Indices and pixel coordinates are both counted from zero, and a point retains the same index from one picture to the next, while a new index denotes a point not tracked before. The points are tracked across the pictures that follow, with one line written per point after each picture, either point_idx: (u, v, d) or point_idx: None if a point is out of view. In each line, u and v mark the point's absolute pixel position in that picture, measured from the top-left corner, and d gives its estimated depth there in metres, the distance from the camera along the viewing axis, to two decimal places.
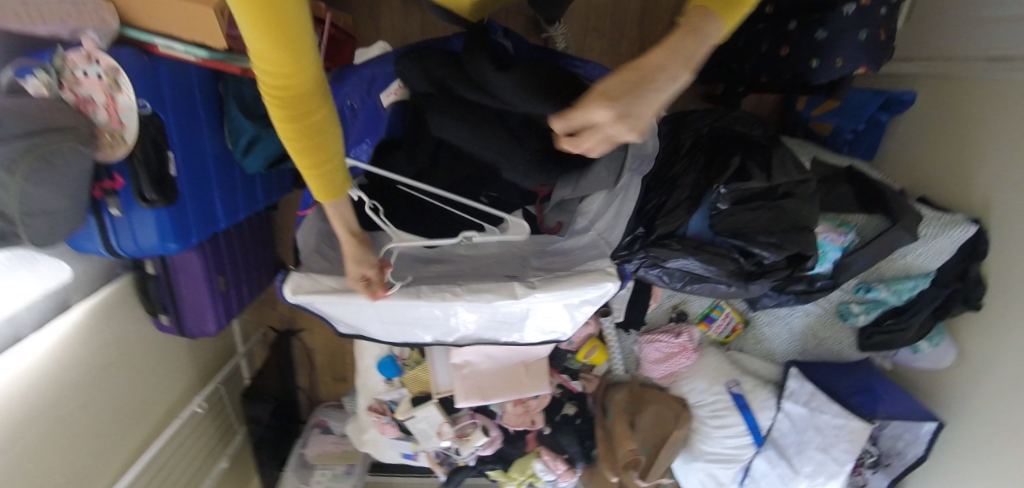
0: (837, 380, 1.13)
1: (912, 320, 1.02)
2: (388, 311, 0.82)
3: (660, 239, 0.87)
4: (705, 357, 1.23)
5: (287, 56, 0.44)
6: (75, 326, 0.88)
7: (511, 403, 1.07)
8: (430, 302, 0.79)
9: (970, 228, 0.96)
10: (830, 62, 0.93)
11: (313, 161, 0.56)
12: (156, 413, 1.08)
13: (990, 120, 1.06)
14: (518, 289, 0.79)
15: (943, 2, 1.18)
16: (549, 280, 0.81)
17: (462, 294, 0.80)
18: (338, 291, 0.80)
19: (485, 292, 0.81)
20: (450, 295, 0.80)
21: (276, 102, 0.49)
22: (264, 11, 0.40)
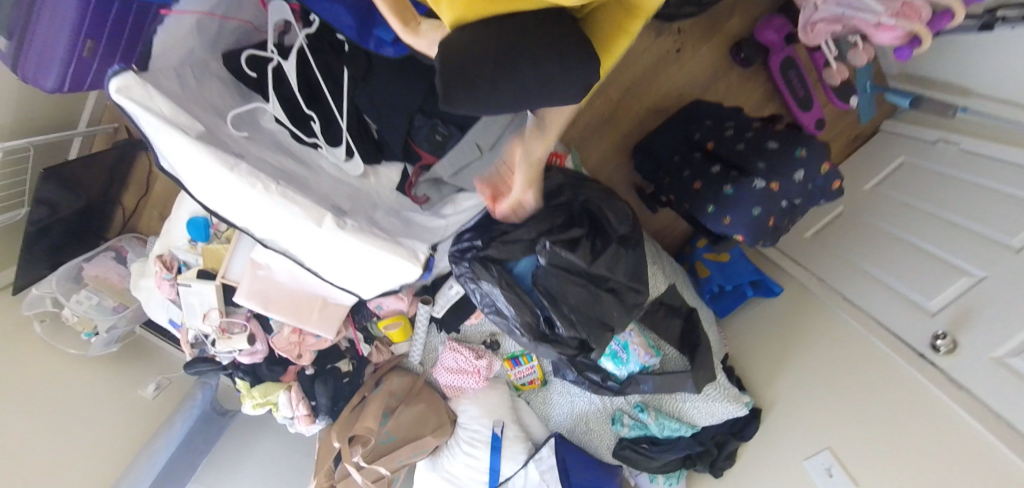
0: (583, 472, 1.17)
1: (661, 453, 1.13)
2: (192, 165, 0.73)
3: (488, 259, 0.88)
4: (493, 391, 1.26)
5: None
6: None
7: (289, 329, 1.03)
8: (239, 182, 0.71)
9: (738, 407, 1.08)
10: (721, 216, 0.98)
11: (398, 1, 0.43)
12: None
13: (815, 346, 1.23)
14: (326, 220, 0.74)
15: (852, 246, 1.35)
16: (360, 229, 0.76)
17: (276, 187, 0.73)
18: (164, 120, 0.71)
19: (295, 203, 0.74)
20: (264, 183, 0.73)
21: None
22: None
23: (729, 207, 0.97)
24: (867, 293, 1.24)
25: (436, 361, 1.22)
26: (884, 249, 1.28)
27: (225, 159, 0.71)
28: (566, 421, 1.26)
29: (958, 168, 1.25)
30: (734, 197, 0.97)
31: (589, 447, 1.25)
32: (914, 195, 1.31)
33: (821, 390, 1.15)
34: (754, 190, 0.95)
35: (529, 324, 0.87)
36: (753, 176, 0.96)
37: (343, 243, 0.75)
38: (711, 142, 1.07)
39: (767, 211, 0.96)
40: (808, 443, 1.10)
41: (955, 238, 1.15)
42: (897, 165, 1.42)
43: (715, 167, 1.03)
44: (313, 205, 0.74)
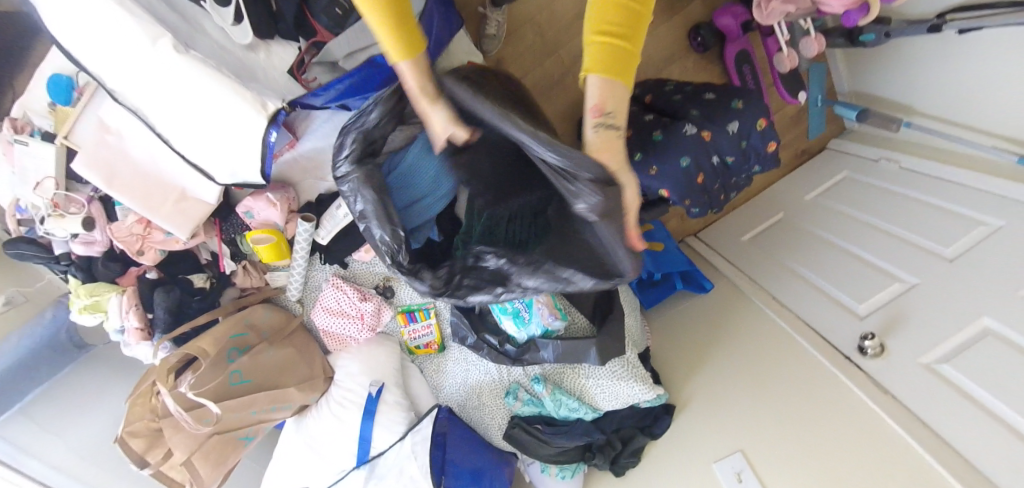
0: (465, 451, 0.99)
1: (554, 436, 0.97)
2: None
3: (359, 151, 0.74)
4: (380, 347, 1.08)
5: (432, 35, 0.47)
6: None
7: (133, 218, 0.87)
8: None
9: (648, 390, 0.94)
10: (648, 165, 0.88)
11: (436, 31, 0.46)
12: None
13: (740, 344, 1.12)
14: (163, 41, 0.67)
15: (790, 251, 1.29)
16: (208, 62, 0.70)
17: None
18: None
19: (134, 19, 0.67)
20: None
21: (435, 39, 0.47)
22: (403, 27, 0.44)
23: (657, 154, 0.88)
24: (798, 296, 1.16)
25: (316, 300, 1.05)
26: (818, 255, 1.22)
27: None
28: (458, 394, 1.08)
29: (897, 184, 1.23)
30: (663, 144, 0.88)
31: (478, 425, 1.07)
32: (853, 207, 1.26)
33: (738, 387, 1.03)
34: (684, 136, 0.87)
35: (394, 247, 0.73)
36: (684, 123, 0.88)
37: (187, 76, 0.70)
38: (649, 96, 1.00)
39: (696, 163, 0.88)
40: (717, 444, 0.96)
41: (891, 246, 1.10)
42: (838, 179, 1.40)
43: (648, 116, 0.96)
44: (153, 23, 0.67)
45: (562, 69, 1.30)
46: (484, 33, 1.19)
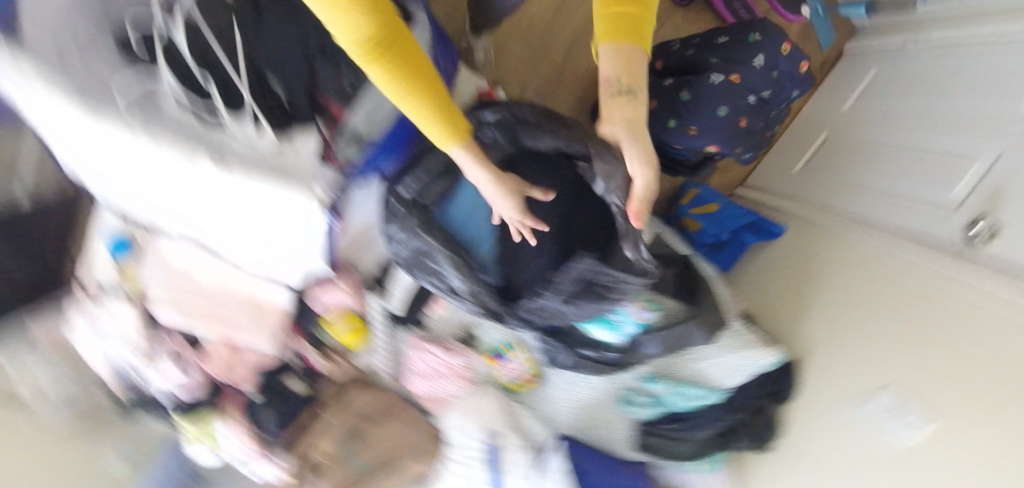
0: (601, 471, 0.99)
1: (688, 431, 0.94)
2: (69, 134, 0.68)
3: (404, 215, 0.73)
4: (481, 396, 1.05)
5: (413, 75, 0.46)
6: None
7: (221, 343, 0.90)
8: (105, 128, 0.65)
9: (771, 354, 0.90)
10: (684, 127, 0.89)
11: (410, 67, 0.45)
12: None
13: (843, 276, 1.04)
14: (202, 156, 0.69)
15: (853, 166, 1.21)
16: (252, 165, 0.72)
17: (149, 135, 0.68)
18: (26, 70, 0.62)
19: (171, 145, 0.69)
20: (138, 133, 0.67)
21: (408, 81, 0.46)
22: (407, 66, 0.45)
23: (692, 113, 0.87)
24: (886, 209, 1.07)
25: (404, 367, 1.03)
26: (875, 159, 1.16)
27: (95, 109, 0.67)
28: (570, 418, 1.06)
29: (933, 60, 1.15)
30: (694, 102, 0.87)
31: (600, 444, 1.05)
32: (896, 100, 1.20)
33: (847, 322, 0.97)
34: (712, 86, 0.85)
35: (477, 290, 0.74)
36: (708, 73, 0.86)
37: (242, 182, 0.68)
38: (659, 61, 0.98)
39: (733, 109, 0.86)
40: (863, 385, 0.88)
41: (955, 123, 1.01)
42: (870, 79, 1.33)
43: (666, 81, 0.94)
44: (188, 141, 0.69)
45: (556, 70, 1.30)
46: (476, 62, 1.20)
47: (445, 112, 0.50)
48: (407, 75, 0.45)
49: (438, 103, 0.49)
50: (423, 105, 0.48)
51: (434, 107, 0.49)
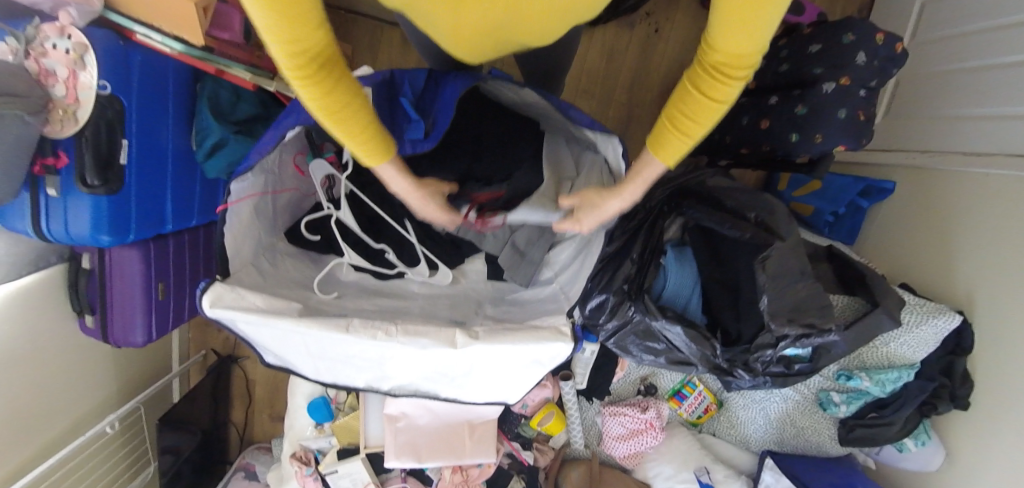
0: (817, 478, 1.02)
1: (896, 414, 0.95)
2: (315, 345, 0.71)
3: (615, 307, 0.85)
4: (674, 438, 1.15)
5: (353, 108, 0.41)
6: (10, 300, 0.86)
7: (449, 469, 1.00)
8: (359, 339, 0.69)
9: (956, 317, 0.90)
10: (812, 137, 0.92)
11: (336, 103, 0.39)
12: (58, 426, 0.98)
13: (972, 214, 0.99)
14: (459, 339, 0.70)
15: (917, 101, 1.16)
16: (494, 331, 0.73)
17: (395, 334, 0.70)
18: (263, 310, 0.69)
19: (422, 336, 0.71)
20: (382, 333, 0.70)
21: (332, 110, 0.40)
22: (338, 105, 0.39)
23: (815, 123, 0.91)
24: (970, 132, 1.01)
25: (602, 433, 1.15)
26: (938, 88, 1.11)
27: (338, 323, 0.70)
28: (768, 434, 1.13)
29: None
30: (814, 114, 0.90)
31: (808, 449, 1.11)
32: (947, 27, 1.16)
33: (1006, 254, 0.90)
34: (828, 95, 0.89)
35: (709, 355, 0.86)
36: (819, 84, 0.90)
37: (486, 353, 0.70)
38: (752, 82, 1.06)
39: (852, 106, 0.88)
40: None
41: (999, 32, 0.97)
42: None
43: (774, 99, 1.00)
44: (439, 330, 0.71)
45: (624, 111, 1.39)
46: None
47: (352, 121, 0.42)
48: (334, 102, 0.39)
49: (367, 126, 0.43)
50: (342, 121, 0.41)
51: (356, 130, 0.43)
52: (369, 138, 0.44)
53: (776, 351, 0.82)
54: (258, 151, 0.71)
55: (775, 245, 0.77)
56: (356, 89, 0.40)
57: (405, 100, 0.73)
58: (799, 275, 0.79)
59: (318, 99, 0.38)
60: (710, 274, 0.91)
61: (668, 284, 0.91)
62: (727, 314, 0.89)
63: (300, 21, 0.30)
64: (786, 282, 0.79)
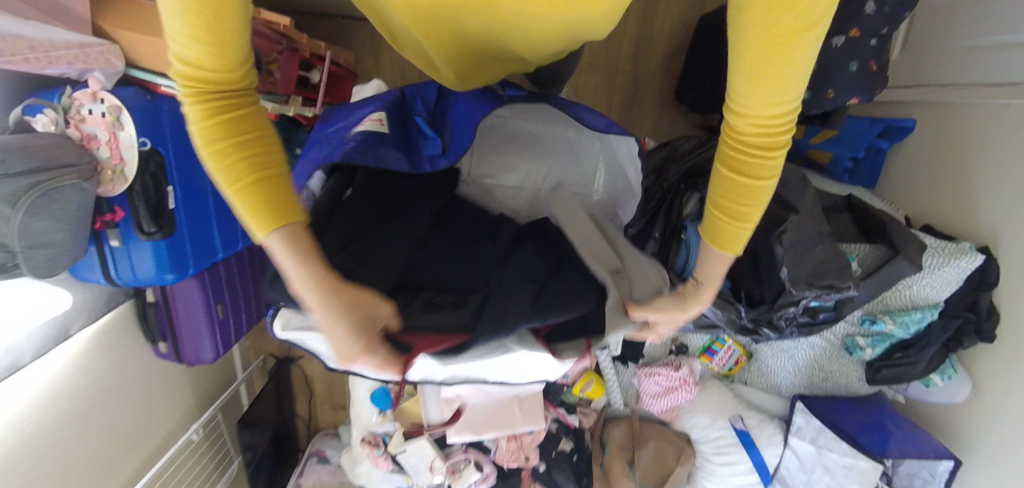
0: (846, 417, 1.10)
1: (921, 353, 1.00)
2: None
3: None
4: (708, 391, 1.22)
5: (242, 142, 0.35)
6: (91, 341, 0.97)
7: (506, 439, 1.15)
8: None
9: (977, 257, 0.93)
10: (823, 93, 0.92)
11: (222, 131, 0.34)
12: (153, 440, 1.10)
13: (993, 148, 0.98)
14: None
15: (933, 33, 1.13)
16: None
17: None
18: None
19: None
20: None
21: (218, 140, 0.35)
22: (222, 131, 0.34)
23: (824, 80, 0.92)
24: (989, 62, 0.99)
25: (639, 393, 1.23)
26: (955, 17, 1.08)
27: None
28: (797, 380, 1.19)
29: None
30: (823, 71, 0.91)
31: (837, 390, 1.17)
32: None
33: (1017, 187, 0.93)
34: (835, 50, 0.90)
35: (734, 317, 0.93)
36: (826, 40, 0.91)
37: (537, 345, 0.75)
38: None
39: (864, 58, 0.89)
40: None
41: None
42: None
43: None
44: None
45: (630, 78, 1.38)
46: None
47: (265, 178, 0.37)
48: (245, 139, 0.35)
49: (260, 170, 0.37)
50: (250, 180, 0.36)
51: (270, 190, 0.37)
52: (282, 210, 0.38)
53: (799, 308, 0.88)
54: None
55: (791, 219, 0.84)
56: (251, 127, 0.36)
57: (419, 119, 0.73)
58: (814, 241, 0.86)
59: (222, 140, 0.34)
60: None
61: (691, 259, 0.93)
62: (750, 278, 0.94)
63: (215, 32, 0.29)
64: (802, 248, 0.85)
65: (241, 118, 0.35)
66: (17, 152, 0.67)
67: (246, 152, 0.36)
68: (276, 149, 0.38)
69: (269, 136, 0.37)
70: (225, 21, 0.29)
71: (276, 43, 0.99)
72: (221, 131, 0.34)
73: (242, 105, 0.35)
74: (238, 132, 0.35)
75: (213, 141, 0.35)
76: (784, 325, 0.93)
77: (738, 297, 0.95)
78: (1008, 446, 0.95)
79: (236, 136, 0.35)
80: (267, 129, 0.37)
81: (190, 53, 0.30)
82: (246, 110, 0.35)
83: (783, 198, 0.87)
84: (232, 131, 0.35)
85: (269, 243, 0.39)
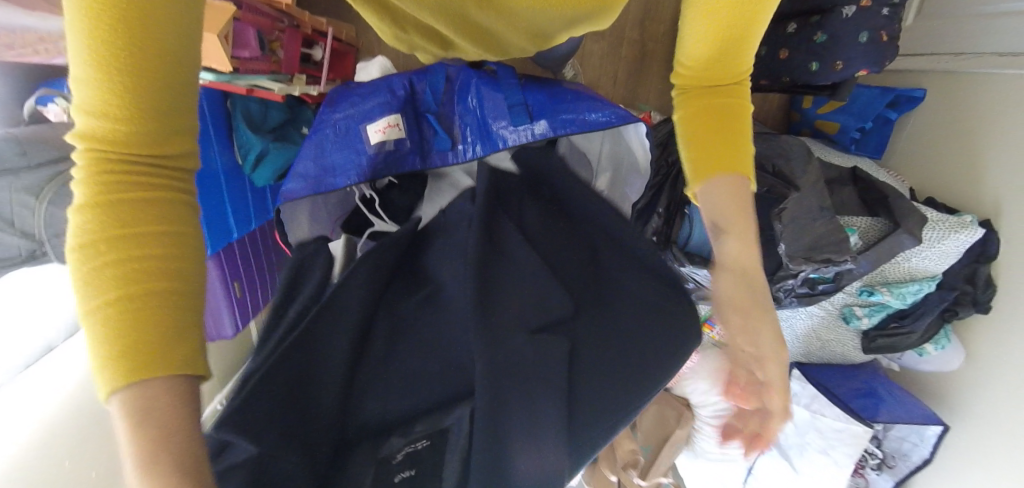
0: (839, 384, 1.16)
1: (916, 323, 1.03)
2: None
3: None
4: (708, 358, 1.27)
5: (126, 242, 0.27)
6: None
7: None
8: None
9: (977, 230, 0.94)
10: (831, 65, 0.91)
11: (113, 217, 0.27)
12: None
13: (1002, 119, 0.97)
14: None
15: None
16: None
17: None
18: None
19: None
20: None
21: (101, 225, 0.27)
22: (109, 213, 0.27)
23: (834, 50, 0.90)
24: (1008, 31, 0.97)
25: None
26: None
27: None
28: (794, 348, 1.23)
29: None
30: (833, 41, 0.90)
31: (833, 358, 1.21)
32: None
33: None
34: (847, 20, 0.88)
35: None
36: (837, 8, 0.89)
37: None
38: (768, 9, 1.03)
39: (874, 28, 0.87)
40: None
41: None
42: None
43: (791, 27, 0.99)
44: None
45: (636, 47, 1.35)
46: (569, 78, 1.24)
47: (136, 298, 0.26)
48: (132, 235, 0.27)
49: (129, 297, 0.26)
50: (113, 293, 0.26)
51: (142, 313, 0.27)
52: (147, 360, 0.27)
53: (797, 280, 0.91)
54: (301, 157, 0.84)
55: (791, 197, 0.85)
56: (155, 231, 0.27)
57: (429, 114, 0.91)
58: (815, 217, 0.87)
59: (89, 237, 0.26)
60: None
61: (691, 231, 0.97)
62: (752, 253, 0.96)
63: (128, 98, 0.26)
64: (802, 222, 0.87)
65: (146, 211, 0.27)
66: None
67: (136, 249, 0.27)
68: (193, 280, 0.29)
69: (186, 253, 0.29)
70: (137, 88, 0.26)
71: (278, 21, 0.96)
72: (104, 217, 0.27)
73: (151, 197, 0.28)
74: (129, 230, 0.27)
75: (83, 235, 0.26)
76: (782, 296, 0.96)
77: None
78: (997, 410, 1.00)
79: (132, 225, 0.27)
80: (184, 250, 0.29)
81: (89, 117, 0.26)
82: (160, 204, 0.28)
83: (785, 178, 0.87)
84: (126, 217, 0.27)
85: (112, 408, 0.27)
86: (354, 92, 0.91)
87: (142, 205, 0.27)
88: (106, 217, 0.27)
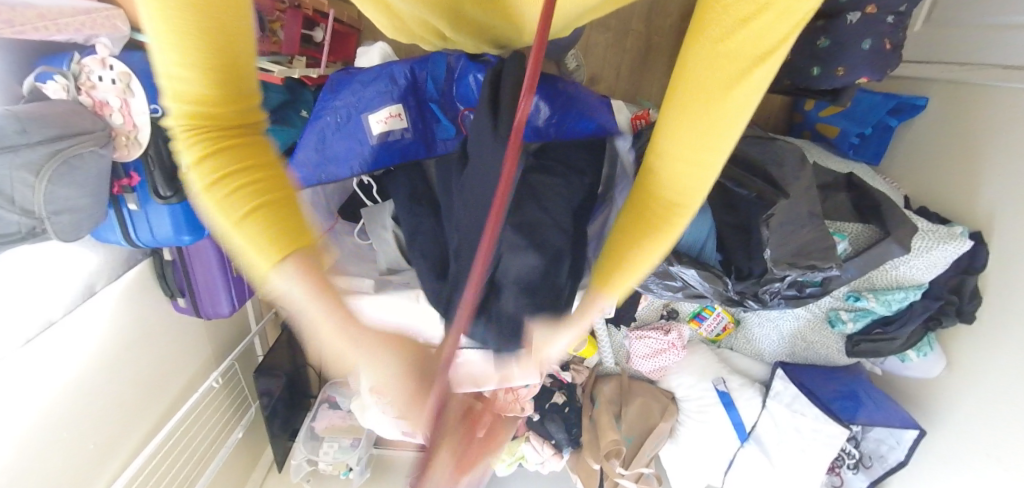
0: (822, 385, 1.18)
1: (900, 330, 1.05)
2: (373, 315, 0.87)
3: None
4: (695, 354, 1.30)
5: (252, 166, 0.33)
6: (118, 295, 1.03)
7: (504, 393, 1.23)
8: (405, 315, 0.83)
9: (965, 242, 0.95)
10: (833, 70, 0.91)
11: (233, 153, 0.32)
12: (178, 383, 1.19)
13: (1002, 133, 0.98)
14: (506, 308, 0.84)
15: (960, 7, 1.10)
16: None
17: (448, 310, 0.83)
18: None
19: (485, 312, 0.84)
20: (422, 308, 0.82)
21: (219, 162, 0.31)
22: (231, 147, 0.31)
23: (838, 55, 0.90)
24: (1012, 43, 0.97)
25: (629, 353, 1.31)
26: None
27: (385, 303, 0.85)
28: (780, 348, 1.26)
29: None
30: (837, 46, 0.89)
31: (817, 360, 1.24)
32: None
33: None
34: (851, 26, 0.88)
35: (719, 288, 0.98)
36: (843, 14, 0.89)
37: None
38: None
39: (877, 35, 0.86)
40: None
41: None
42: None
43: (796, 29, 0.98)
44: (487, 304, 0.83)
45: (643, 40, 1.34)
46: (570, 70, 1.22)
47: (280, 211, 0.35)
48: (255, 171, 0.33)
49: (274, 198, 0.34)
50: (260, 211, 0.34)
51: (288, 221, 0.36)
52: (300, 237, 0.36)
53: (783, 284, 0.93)
54: (305, 145, 0.86)
55: (781, 203, 0.86)
56: (261, 154, 0.34)
57: (432, 103, 0.90)
58: (804, 222, 0.88)
59: (220, 175, 0.32)
60: (725, 220, 0.96)
61: (683, 232, 0.98)
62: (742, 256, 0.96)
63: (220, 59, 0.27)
64: (789, 228, 0.88)
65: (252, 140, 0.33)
66: (32, 122, 0.70)
67: (256, 176, 0.33)
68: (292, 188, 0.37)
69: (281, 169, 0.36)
70: (236, 49, 0.28)
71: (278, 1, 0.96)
72: (224, 154, 0.31)
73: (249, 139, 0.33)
74: (248, 158, 0.33)
75: (213, 176, 0.32)
76: (768, 298, 0.98)
77: (729, 271, 0.99)
78: (975, 419, 1.02)
79: (237, 156, 0.32)
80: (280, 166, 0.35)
81: (186, 86, 0.28)
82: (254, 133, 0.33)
83: (775, 182, 0.89)
84: (238, 150, 0.32)
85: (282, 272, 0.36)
86: (353, 79, 0.90)
87: (244, 142, 0.32)
88: (222, 156, 0.31)
